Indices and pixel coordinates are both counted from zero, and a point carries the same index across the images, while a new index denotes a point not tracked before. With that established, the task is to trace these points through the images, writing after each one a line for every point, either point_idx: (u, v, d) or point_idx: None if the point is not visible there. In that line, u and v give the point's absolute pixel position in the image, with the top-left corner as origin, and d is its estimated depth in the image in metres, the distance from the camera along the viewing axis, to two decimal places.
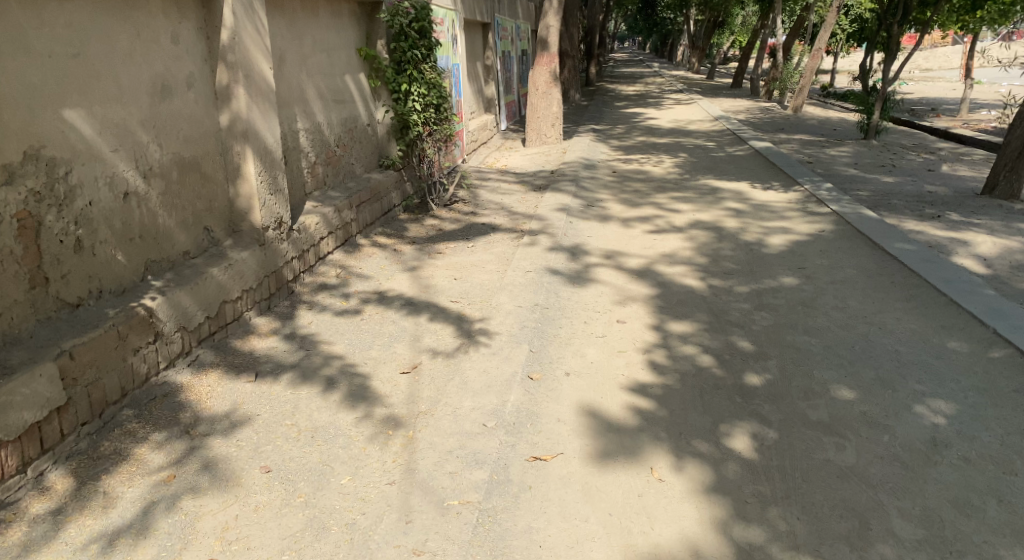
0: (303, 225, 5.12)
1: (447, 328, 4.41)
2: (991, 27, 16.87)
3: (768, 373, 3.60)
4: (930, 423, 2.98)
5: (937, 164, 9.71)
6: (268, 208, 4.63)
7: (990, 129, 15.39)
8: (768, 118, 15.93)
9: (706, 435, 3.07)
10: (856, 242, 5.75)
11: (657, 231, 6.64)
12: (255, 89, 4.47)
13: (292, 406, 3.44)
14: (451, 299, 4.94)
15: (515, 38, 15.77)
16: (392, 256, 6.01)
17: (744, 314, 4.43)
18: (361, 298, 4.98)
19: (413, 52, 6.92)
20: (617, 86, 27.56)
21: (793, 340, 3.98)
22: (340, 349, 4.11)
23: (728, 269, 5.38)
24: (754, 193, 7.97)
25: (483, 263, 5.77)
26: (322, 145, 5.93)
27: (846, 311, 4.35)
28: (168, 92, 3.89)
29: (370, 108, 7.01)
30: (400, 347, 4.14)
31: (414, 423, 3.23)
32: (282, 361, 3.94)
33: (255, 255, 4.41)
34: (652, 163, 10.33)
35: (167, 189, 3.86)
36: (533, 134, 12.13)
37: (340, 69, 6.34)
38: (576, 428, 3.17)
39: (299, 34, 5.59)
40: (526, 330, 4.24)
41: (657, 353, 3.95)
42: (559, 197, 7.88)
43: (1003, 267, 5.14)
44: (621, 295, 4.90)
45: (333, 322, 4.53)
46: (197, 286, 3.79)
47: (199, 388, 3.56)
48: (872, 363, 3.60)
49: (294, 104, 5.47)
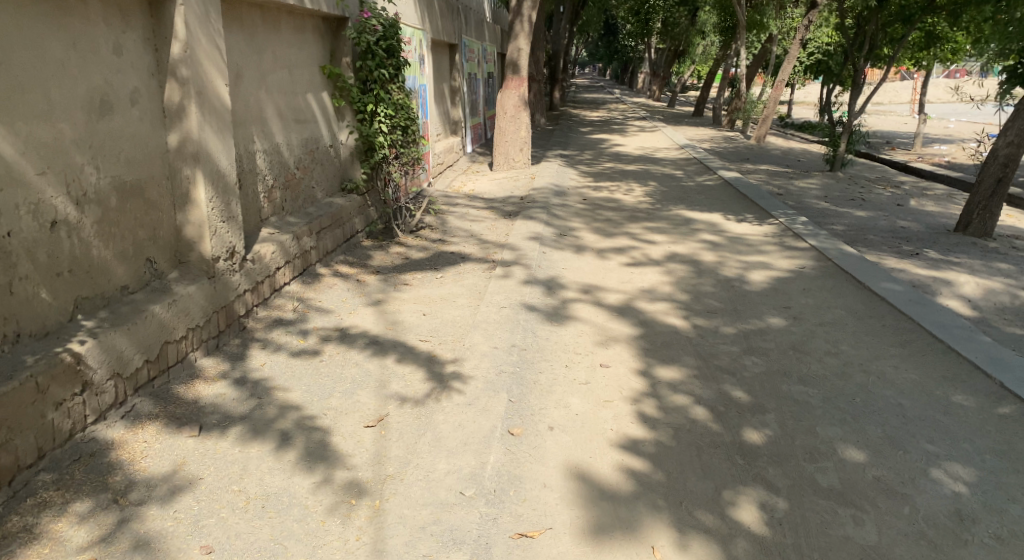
0: (257, 255, 4.71)
1: (416, 371, 4.05)
2: (944, 65, 17.40)
3: (768, 429, 3.32)
4: (951, 492, 2.81)
5: (905, 199, 9.77)
6: (220, 237, 4.20)
7: (946, 163, 15.75)
8: (734, 147, 16.04)
9: (710, 506, 2.78)
10: (839, 280, 5.59)
11: (634, 263, 6.40)
12: (209, 107, 4.07)
13: (241, 467, 3.00)
14: (420, 337, 4.57)
15: (481, 60, 15.56)
16: (355, 288, 5.61)
17: (733, 359, 4.17)
18: (321, 336, 4.57)
19: (380, 71, 6.58)
20: (580, 111, 27.53)
21: (789, 390, 3.73)
22: (298, 397, 3.69)
23: (712, 307, 5.14)
24: (728, 224, 7.82)
25: (454, 297, 5.42)
26: (281, 167, 5.54)
27: (841, 357, 4.14)
28: (108, 108, 3.46)
29: (332, 129, 6.63)
30: (365, 394, 3.75)
31: (381, 490, 2.85)
32: (231, 411, 3.50)
33: (203, 289, 3.98)
34: (623, 191, 10.16)
35: (103, 216, 3.43)
36: (500, 158, 11.87)
37: (302, 88, 5.96)
38: (566, 496, 2.83)
39: (259, 49, 5.21)
40: (504, 377, 3.88)
41: (646, 404, 3.65)
42: (531, 225, 7.60)
43: (990, 310, 5.05)
44: (603, 335, 4.60)
45: (289, 364, 4.11)
46: (135, 327, 3.34)
47: (132, 445, 3.07)
48: (877, 419, 3.37)
49: (251, 124, 5.06)
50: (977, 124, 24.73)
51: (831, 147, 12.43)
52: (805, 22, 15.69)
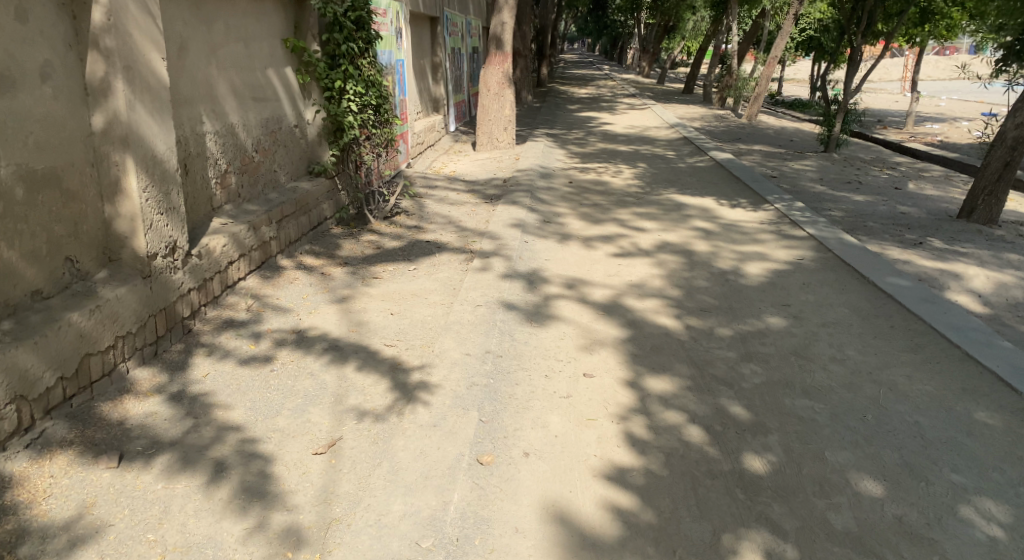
0: (205, 249, 4.23)
1: (378, 382, 3.61)
2: (939, 41, 16.91)
3: (771, 454, 2.94)
4: (985, 536, 2.44)
5: (902, 181, 9.41)
6: (157, 231, 3.73)
7: (940, 143, 15.39)
8: (725, 126, 15.56)
9: (706, 555, 2.39)
10: (841, 274, 5.20)
11: (622, 253, 5.98)
12: (142, 84, 3.58)
13: (162, 509, 2.59)
14: (386, 341, 4.13)
15: (465, 34, 14.93)
16: (319, 283, 5.15)
17: (731, 367, 3.78)
18: (275, 339, 4.13)
19: (349, 44, 6.07)
20: (568, 88, 26.80)
21: (793, 406, 3.35)
22: (239, 415, 3.25)
23: (705, 305, 4.74)
24: (721, 210, 7.40)
25: (427, 292, 4.98)
26: (235, 150, 5.03)
27: (847, 364, 3.76)
28: (12, 85, 2.97)
29: (298, 107, 6.09)
30: (318, 412, 3.32)
31: (324, 539, 2.45)
32: (161, 435, 3.05)
33: (136, 291, 3.51)
34: (611, 173, 9.70)
35: (6, 211, 2.95)
36: (483, 137, 11.39)
37: (260, 62, 5.43)
38: (540, 544, 2.44)
39: (208, 18, 4.66)
40: (475, 391, 3.46)
41: (635, 422, 3.25)
42: (513, 211, 7.15)
43: (1002, 306, 4.69)
44: (587, 339, 4.19)
45: (235, 375, 3.66)
46: (45, 341, 2.87)
47: (35, 483, 2.64)
48: (893, 442, 3.00)
49: (199, 102, 4.54)
50: (971, 102, 24.35)
51: (825, 126, 12.00)
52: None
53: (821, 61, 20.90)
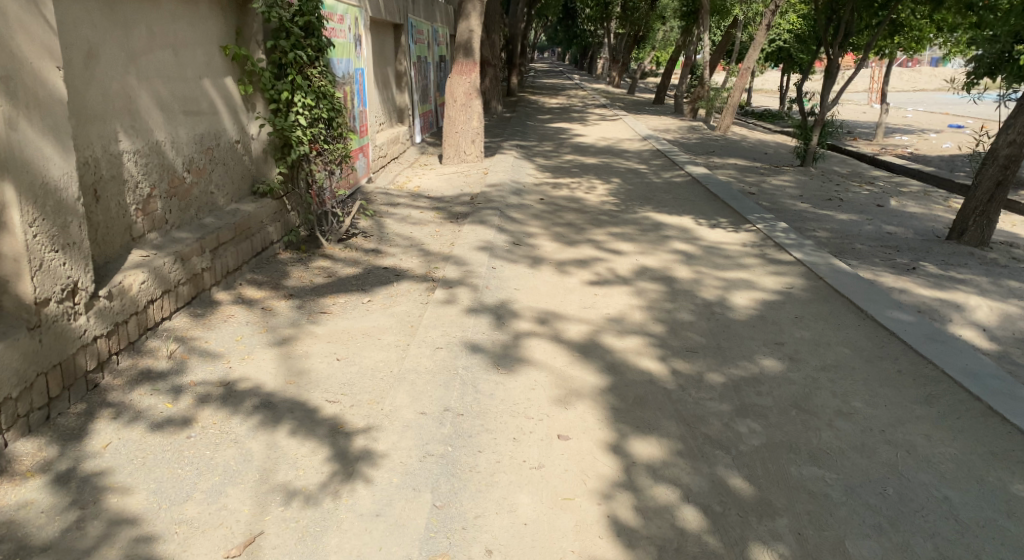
0: (117, 288, 3.63)
1: (315, 451, 3.05)
2: (909, 53, 16.88)
3: (783, 546, 2.48)
4: None
5: (883, 198, 9.12)
6: (50, 271, 3.12)
7: (912, 156, 15.29)
8: (698, 138, 15.27)
9: None
10: (835, 306, 4.77)
11: (598, 280, 5.49)
12: (28, 98, 2.98)
13: None
14: (328, 396, 3.56)
15: (432, 42, 14.42)
16: (257, 320, 4.55)
17: (726, 426, 3.28)
18: (198, 395, 3.53)
19: (296, 53, 5.52)
20: (538, 98, 26.36)
21: (802, 475, 2.88)
22: (139, 503, 2.67)
23: (691, 344, 4.25)
24: (702, 231, 6.99)
25: (380, 331, 4.42)
26: (160, 169, 4.43)
27: (856, 420, 3.31)
28: None
29: (240, 121, 5.47)
30: (237, 494, 2.75)
31: None
32: (33, 536, 2.45)
33: (18, 347, 2.89)
34: (584, 189, 9.24)
35: None
36: (449, 150, 10.77)
37: (193, 72, 4.83)
38: None
39: (125, 21, 4.06)
40: (429, 464, 2.91)
41: (619, 501, 2.74)
42: (480, 232, 6.62)
43: (1011, 341, 4.31)
44: (562, 389, 3.67)
45: (143, 444, 3.06)
46: None
47: None
48: (923, 526, 2.57)
49: (113, 117, 3.94)
50: (937, 113, 24.52)
51: (801, 139, 11.71)
52: (771, 9, 14.91)
53: (791, 72, 20.84)
